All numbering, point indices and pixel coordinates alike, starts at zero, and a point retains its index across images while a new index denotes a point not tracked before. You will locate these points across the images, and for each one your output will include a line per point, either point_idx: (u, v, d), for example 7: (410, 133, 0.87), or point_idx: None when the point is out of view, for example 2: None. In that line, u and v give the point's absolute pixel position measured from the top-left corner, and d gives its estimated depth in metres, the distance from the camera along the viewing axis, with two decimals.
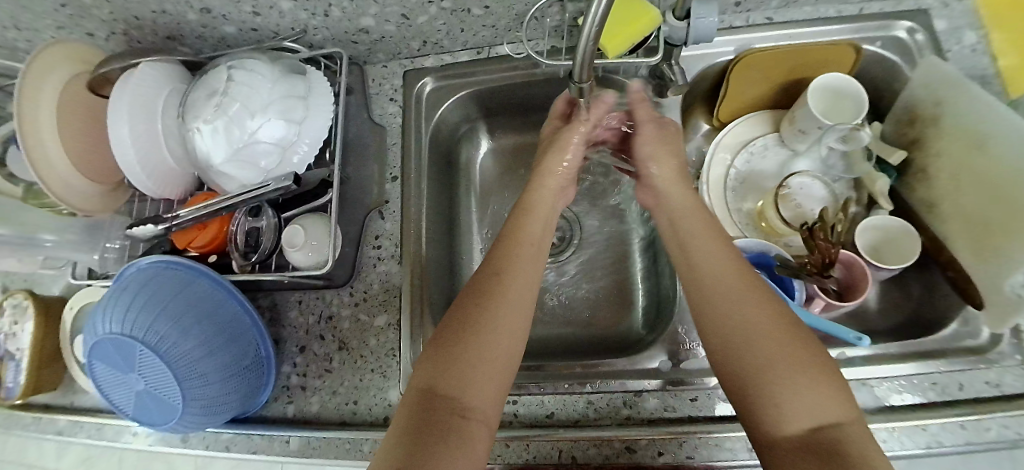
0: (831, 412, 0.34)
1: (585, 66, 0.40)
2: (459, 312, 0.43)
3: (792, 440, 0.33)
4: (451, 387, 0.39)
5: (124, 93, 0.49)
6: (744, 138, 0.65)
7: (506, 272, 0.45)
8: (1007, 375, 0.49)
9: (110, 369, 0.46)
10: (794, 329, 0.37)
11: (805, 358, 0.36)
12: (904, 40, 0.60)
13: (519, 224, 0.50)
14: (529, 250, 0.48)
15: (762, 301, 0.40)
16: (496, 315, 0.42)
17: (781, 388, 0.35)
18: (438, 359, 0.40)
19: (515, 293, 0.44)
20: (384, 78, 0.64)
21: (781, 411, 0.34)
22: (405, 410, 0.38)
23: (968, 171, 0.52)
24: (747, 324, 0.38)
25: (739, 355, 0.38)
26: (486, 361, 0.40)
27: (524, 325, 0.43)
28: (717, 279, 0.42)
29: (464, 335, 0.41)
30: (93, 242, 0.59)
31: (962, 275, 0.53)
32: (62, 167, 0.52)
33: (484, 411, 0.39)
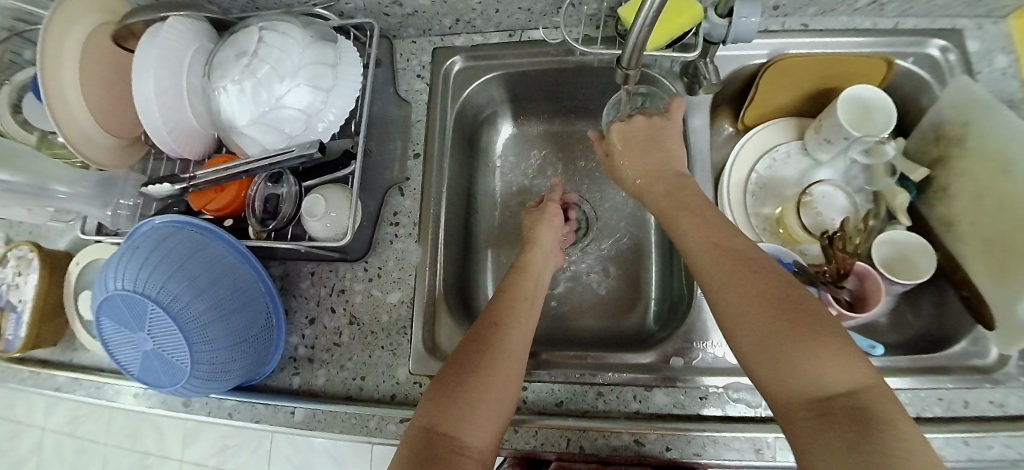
0: (847, 380, 0.34)
1: (635, 54, 0.41)
2: (459, 356, 0.43)
3: (809, 413, 0.34)
4: (452, 426, 0.38)
5: (152, 46, 0.48)
6: (768, 143, 0.65)
7: (504, 322, 0.45)
8: (1011, 396, 0.50)
9: (116, 324, 0.45)
10: (799, 302, 0.37)
11: (812, 331, 0.35)
12: (937, 58, 0.60)
13: (518, 281, 0.51)
14: (525, 306, 0.48)
15: (765, 275, 0.39)
16: (495, 359, 0.42)
17: (792, 364, 0.35)
18: (439, 400, 0.40)
19: (511, 343, 0.44)
20: (413, 54, 0.63)
21: (791, 385, 0.35)
22: (406, 451, 0.37)
23: (991, 192, 0.52)
24: (748, 300, 0.38)
25: (746, 332, 0.37)
26: (486, 402, 0.40)
27: (518, 371, 0.43)
28: (707, 259, 0.42)
29: (465, 379, 0.41)
30: (106, 197, 0.58)
31: (975, 295, 0.53)
32: (82, 117, 0.51)
33: (482, 451, 0.38)
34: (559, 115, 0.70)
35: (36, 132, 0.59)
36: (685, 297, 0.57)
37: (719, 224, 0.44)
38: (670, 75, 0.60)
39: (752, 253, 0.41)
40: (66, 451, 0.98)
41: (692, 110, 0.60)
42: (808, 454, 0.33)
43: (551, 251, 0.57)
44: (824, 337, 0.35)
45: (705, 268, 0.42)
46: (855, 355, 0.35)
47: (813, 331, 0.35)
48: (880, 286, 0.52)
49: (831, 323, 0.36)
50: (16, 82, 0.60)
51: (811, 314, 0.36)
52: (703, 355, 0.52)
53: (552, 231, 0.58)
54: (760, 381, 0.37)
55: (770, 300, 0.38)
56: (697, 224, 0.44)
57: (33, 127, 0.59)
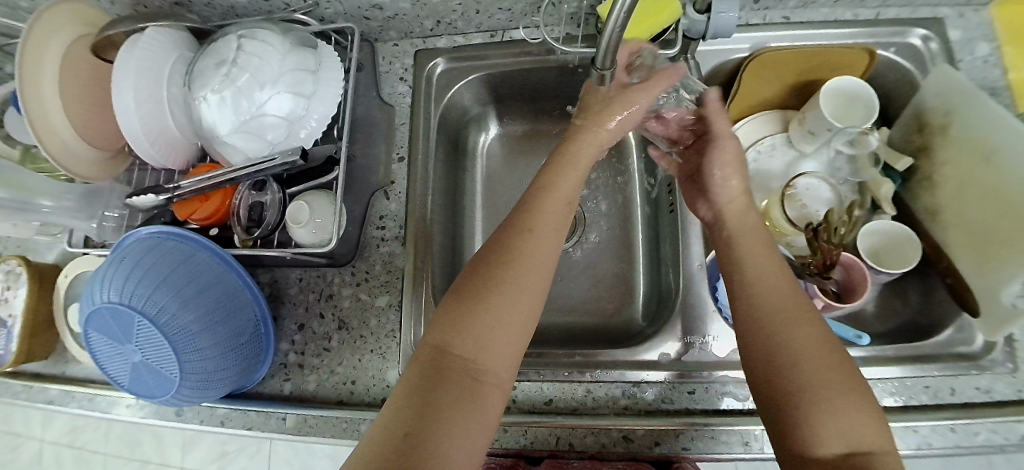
0: (874, 443, 0.33)
1: (608, 51, 0.39)
2: (475, 268, 0.41)
3: (827, 467, 0.32)
4: (465, 346, 0.37)
5: (130, 58, 0.48)
6: (753, 136, 0.65)
7: (528, 224, 0.42)
8: (998, 383, 0.51)
9: (106, 337, 0.45)
10: (841, 353, 0.36)
11: (851, 388, 0.35)
12: (918, 47, 0.60)
13: (551, 173, 0.46)
14: (561, 203, 0.44)
15: (818, 322, 0.38)
16: (515, 269, 0.40)
17: (819, 407, 0.34)
18: (452, 316, 0.39)
19: (535, 248, 0.41)
20: (395, 56, 0.63)
21: (819, 433, 0.33)
22: (417, 367, 0.37)
23: (973, 180, 0.53)
24: (797, 339, 0.37)
25: (785, 367, 0.36)
26: (504, 322, 0.38)
27: (545, 284, 0.40)
28: (763, 288, 0.40)
29: (479, 296, 0.39)
30: (91, 209, 0.58)
31: (960, 283, 0.54)
32: (65, 132, 0.51)
33: (499, 377, 0.37)
34: (544, 114, 0.70)
35: (20, 147, 0.59)
36: (672, 291, 0.58)
37: (778, 259, 0.43)
38: None
39: (806, 296, 0.41)
40: (65, 463, 0.98)
41: None
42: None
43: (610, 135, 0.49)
44: (860, 398, 0.34)
45: (759, 295, 0.40)
46: (884, 424, 0.34)
47: (852, 387, 0.35)
48: (866, 276, 0.53)
49: (867, 385, 0.35)
50: None
51: (850, 370, 0.36)
52: (691, 349, 0.52)
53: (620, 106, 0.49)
54: (783, 421, 0.35)
55: (820, 344, 0.36)
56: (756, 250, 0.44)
57: (16, 142, 0.59)
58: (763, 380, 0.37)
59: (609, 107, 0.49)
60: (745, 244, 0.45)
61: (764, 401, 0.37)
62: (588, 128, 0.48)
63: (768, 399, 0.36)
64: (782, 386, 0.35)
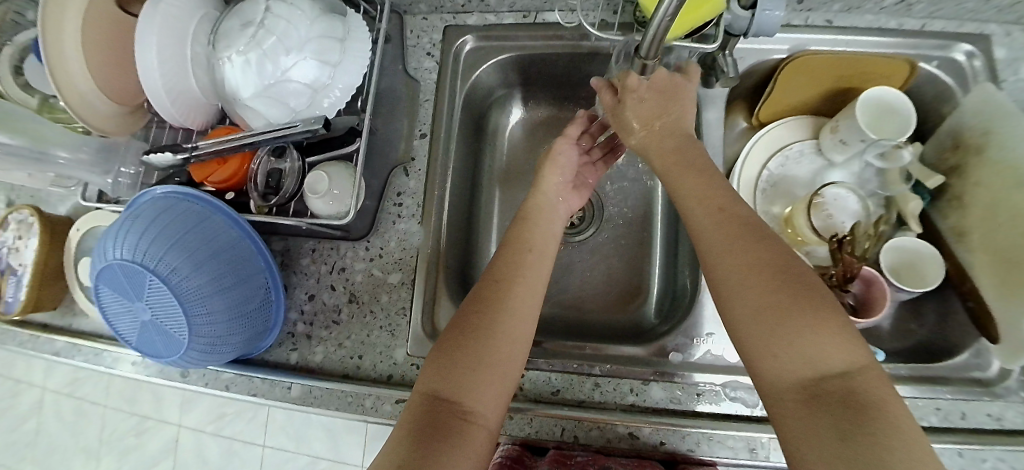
0: (842, 361, 0.34)
1: (654, 44, 0.39)
2: (461, 319, 0.44)
3: (798, 392, 0.35)
4: (453, 390, 0.40)
5: (155, 11, 0.47)
6: (782, 141, 0.63)
7: (509, 280, 0.46)
8: (1009, 410, 0.49)
9: (115, 293, 0.45)
10: (796, 279, 0.38)
11: (812, 311, 0.36)
12: (962, 63, 0.58)
13: (522, 234, 0.50)
14: (533, 259, 0.48)
15: (769, 251, 0.39)
16: (500, 320, 0.43)
17: (784, 340, 0.36)
18: (441, 363, 0.42)
19: (516, 302, 0.45)
20: (423, 30, 0.61)
21: (783, 362, 0.35)
22: (411, 412, 0.40)
23: (1005, 203, 0.51)
24: (749, 277, 0.38)
25: (743, 308, 0.38)
26: (489, 366, 0.41)
27: (527, 332, 0.44)
28: (711, 230, 0.42)
29: (465, 343, 0.42)
30: (107, 165, 0.57)
31: (981, 308, 0.53)
32: (80, 78, 0.50)
33: (487, 415, 0.40)
34: (569, 101, 0.69)
35: (38, 95, 0.58)
36: (688, 291, 0.57)
37: (722, 192, 0.44)
38: None
39: (755, 225, 0.41)
40: (65, 413, 0.99)
41: (708, 102, 0.58)
42: (793, 432, 0.34)
43: (560, 195, 0.55)
44: (824, 320, 0.35)
45: (707, 237, 0.42)
46: (851, 337, 0.35)
47: (811, 310, 0.36)
48: (886, 293, 0.52)
49: (829, 303, 0.36)
50: (18, 43, 0.59)
51: (809, 294, 0.37)
52: (701, 352, 0.52)
53: (559, 174, 0.55)
54: (752, 357, 0.37)
55: (772, 275, 0.38)
56: (705, 183, 0.44)
57: (36, 90, 0.58)
58: (728, 325, 0.39)
59: (553, 174, 0.55)
60: (688, 191, 0.45)
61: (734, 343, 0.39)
62: (540, 190, 0.54)
63: (738, 342, 0.38)
64: (747, 328, 0.37)
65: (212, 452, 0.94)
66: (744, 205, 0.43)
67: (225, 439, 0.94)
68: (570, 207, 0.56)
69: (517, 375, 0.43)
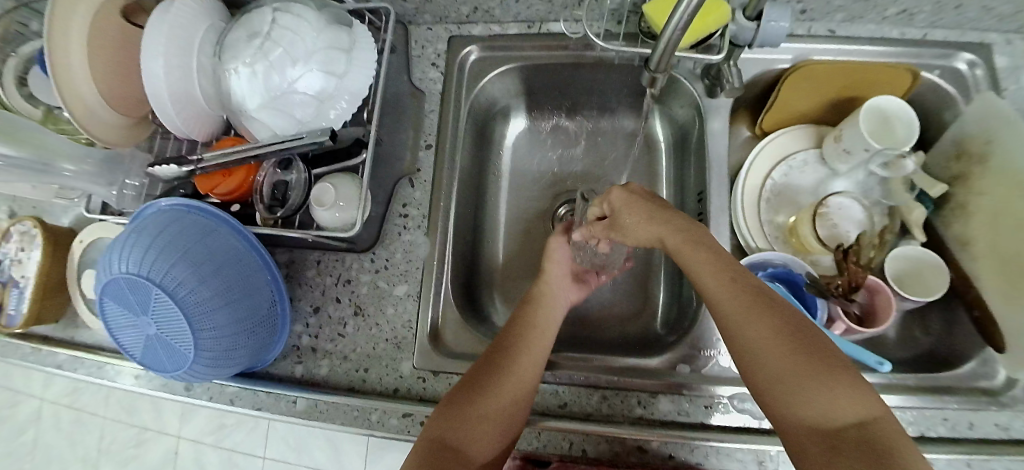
0: (858, 415, 0.36)
1: (665, 54, 0.39)
2: (471, 377, 0.45)
3: (821, 444, 0.36)
4: (461, 439, 0.41)
5: (162, 23, 0.47)
6: (786, 150, 0.63)
7: (516, 341, 0.48)
8: (1017, 420, 0.49)
9: (121, 308, 0.45)
10: (805, 336, 0.39)
11: (823, 368, 0.37)
12: (963, 73, 0.59)
13: (531, 313, 0.52)
14: (541, 331, 0.50)
15: (777, 314, 0.40)
16: (507, 381, 0.44)
17: (804, 399, 0.37)
18: (447, 415, 0.42)
19: (521, 363, 0.46)
20: (427, 41, 0.62)
21: (803, 418, 0.37)
22: (414, 457, 0.40)
23: (1008, 212, 0.52)
24: (762, 341, 0.40)
25: (761, 371, 0.39)
26: (494, 419, 0.42)
27: (530, 393, 0.45)
28: (716, 296, 0.43)
29: (473, 399, 0.43)
30: (112, 176, 0.58)
31: (987, 316, 0.53)
32: (89, 95, 0.50)
33: (483, 460, 0.42)
34: (572, 111, 0.69)
35: (42, 107, 0.57)
36: (693, 301, 0.57)
37: (723, 255, 0.44)
38: (690, 76, 0.59)
39: (761, 288, 0.43)
40: (65, 423, 0.98)
41: (713, 112, 0.58)
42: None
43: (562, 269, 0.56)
44: (836, 379, 0.37)
45: (713, 296, 0.43)
46: (865, 390, 0.37)
47: (824, 369, 0.37)
48: (891, 302, 0.52)
49: (840, 361, 0.38)
50: (22, 54, 0.58)
51: (819, 350, 0.38)
52: (710, 363, 0.51)
53: (558, 266, 0.56)
54: (773, 415, 0.39)
55: (784, 337, 0.39)
56: (706, 243, 0.45)
57: (39, 102, 0.58)
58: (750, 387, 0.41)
59: (553, 267, 0.56)
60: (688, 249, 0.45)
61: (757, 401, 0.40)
62: (544, 280, 0.55)
63: (761, 401, 0.40)
64: (765, 389, 0.39)
65: (212, 464, 0.93)
66: (746, 270, 0.44)
67: (225, 450, 0.93)
68: (572, 296, 0.56)
69: (520, 420, 0.44)
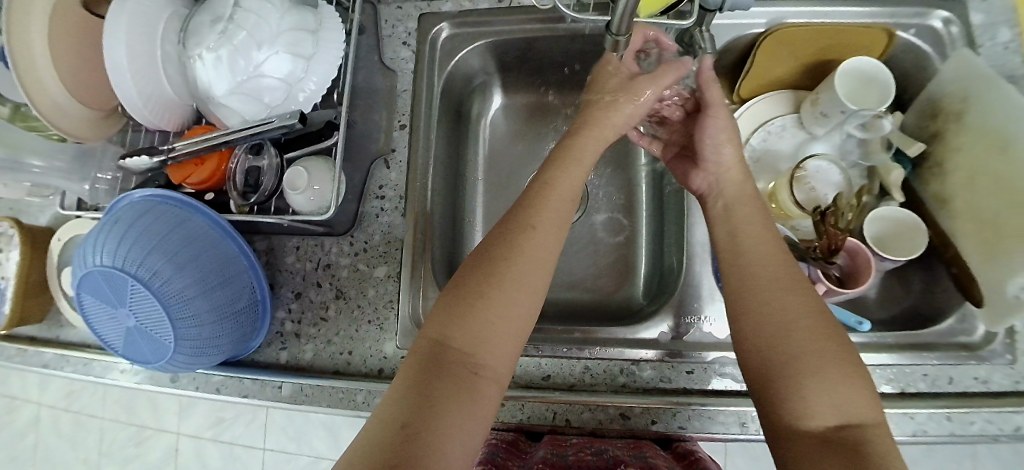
0: (860, 415, 0.34)
1: (625, 18, 0.39)
2: (473, 265, 0.41)
3: (814, 434, 0.34)
4: (462, 340, 0.38)
5: (123, 12, 0.46)
6: (763, 116, 0.63)
7: (528, 223, 0.42)
8: (995, 373, 0.50)
9: (98, 301, 0.44)
10: (841, 336, 0.37)
11: (845, 366, 0.35)
12: (938, 31, 0.58)
13: (552, 176, 0.46)
14: (560, 205, 0.45)
15: (814, 304, 0.39)
16: (513, 267, 0.40)
17: (818, 387, 0.35)
18: (448, 310, 0.39)
19: (533, 248, 0.41)
20: (398, 20, 0.61)
21: (811, 405, 0.34)
22: (415, 361, 0.37)
23: (985, 170, 0.52)
24: (792, 318, 0.37)
25: (780, 347, 0.37)
26: (499, 316, 0.39)
27: (541, 279, 0.41)
28: (759, 271, 0.41)
29: (475, 288, 0.40)
30: (83, 171, 0.57)
31: (965, 273, 0.53)
32: (54, 89, 0.49)
33: (496, 367, 0.38)
34: (548, 86, 0.69)
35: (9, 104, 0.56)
36: (674, 271, 0.57)
37: (776, 243, 0.43)
38: None
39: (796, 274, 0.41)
40: (64, 426, 0.98)
41: None
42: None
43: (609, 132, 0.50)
44: (851, 376, 0.35)
45: (759, 276, 0.41)
46: (867, 397, 0.35)
47: (839, 361, 0.35)
48: (870, 263, 0.52)
49: (856, 362, 0.36)
50: None
51: (848, 351, 0.37)
52: (692, 329, 0.52)
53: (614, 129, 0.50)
54: (768, 397, 0.36)
55: (817, 322, 0.37)
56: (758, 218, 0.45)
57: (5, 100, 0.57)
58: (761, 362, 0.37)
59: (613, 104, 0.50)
60: (743, 213, 0.46)
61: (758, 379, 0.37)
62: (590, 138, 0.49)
63: (763, 375, 0.37)
64: (778, 366, 0.36)
65: (213, 458, 0.94)
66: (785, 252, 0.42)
67: (225, 443, 0.94)
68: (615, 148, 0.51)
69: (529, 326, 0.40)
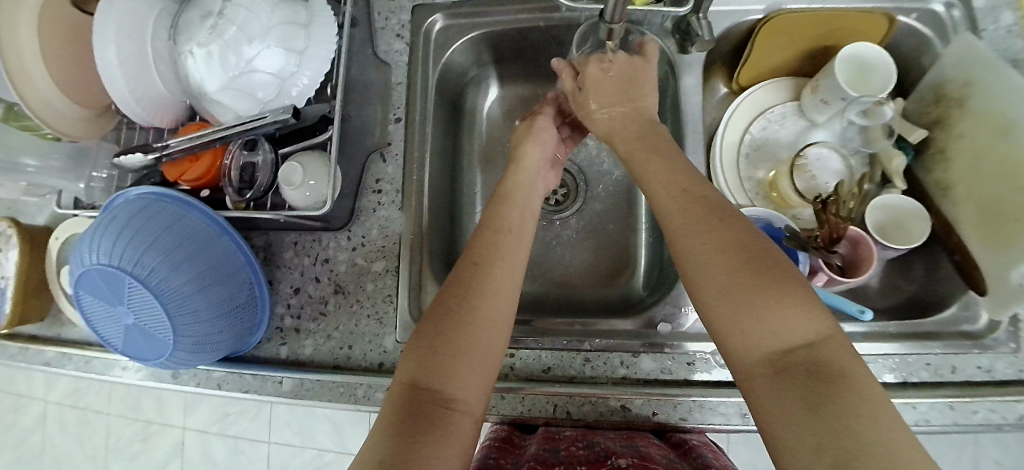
0: (808, 330, 0.33)
1: (620, 5, 0.38)
2: (439, 307, 0.42)
3: (766, 365, 0.33)
4: (435, 381, 0.38)
5: (111, 9, 0.45)
6: (763, 104, 0.63)
7: (485, 264, 0.44)
8: (998, 362, 0.50)
9: (95, 298, 0.44)
10: (763, 253, 0.36)
11: (775, 284, 0.34)
12: (941, 16, 0.57)
13: (498, 213, 0.49)
14: (510, 243, 0.47)
15: (728, 229, 0.37)
16: (478, 308, 0.41)
17: (755, 318, 0.34)
18: (419, 354, 0.40)
19: (495, 286, 0.43)
20: (391, 12, 0.60)
21: (753, 338, 0.34)
22: (389, 408, 0.37)
23: (988, 156, 0.51)
24: (710, 255, 0.37)
25: (708, 289, 0.36)
26: (468, 354, 0.39)
27: (505, 317, 0.42)
28: (671, 216, 0.40)
29: (444, 330, 0.40)
30: (79, 170, 0.57)
31: (968, 261, 0.53)
32: (46, 87, 0.49)
33: (469, 403, 0.38)
34: (545, 77, 0.68)
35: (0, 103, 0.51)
36: (674, 261, 0.57)
37: (686, 177, 0.42)
38: (660, 32, 0.58)
39: (714, 203, 0.40)
40: (70, 423, 0.99)
41: (686, 69, 0.57)
42: (764, 409, 0.32)
43: (538, 172, 0.55)
44: (784, 291, 0.34)
45: (671, 222, 0.40)
46: (814, 307, 0.34)
47: (774, 280, 0.34)
48: (873, 251, 0.52)
49: (793, 275, 0.35)
50: None
51: (774, 267, 0.35)
52: (691, 321, 0.51)
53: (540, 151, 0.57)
54: (719, 337, 0.36)
55: (734, 248, 0.36)
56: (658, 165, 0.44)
57: None
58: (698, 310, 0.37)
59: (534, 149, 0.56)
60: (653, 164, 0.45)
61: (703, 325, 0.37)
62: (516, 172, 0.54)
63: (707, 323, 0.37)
64: (713, 310, 0.36)
65: (218, 453, 0.95)
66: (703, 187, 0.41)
67: (230, 438, 0.94)
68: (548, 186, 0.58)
69: (496, 367, 0.41)
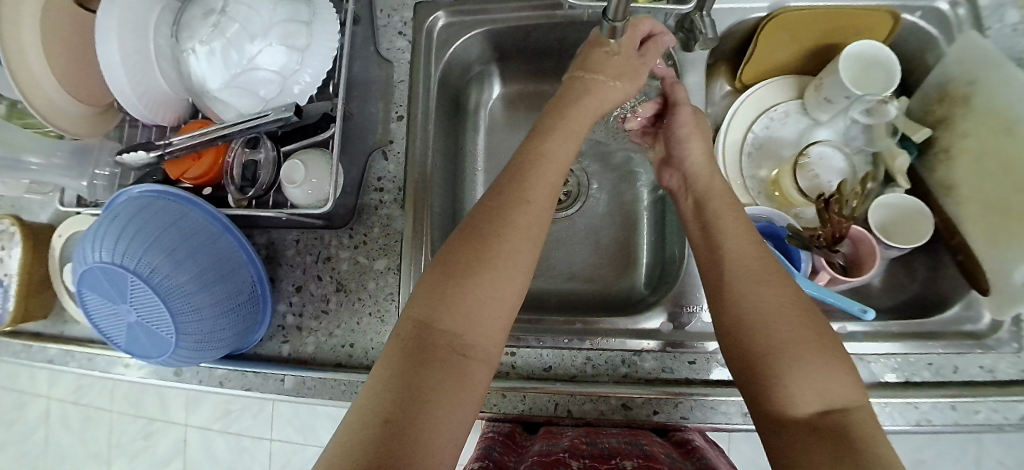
0: (842, 396, 0.34)
1: (621, 5, 0.38)
2: (460, 246, 0.41)
3: (802, 423, 0.33)
4: (450, 322, 0.37)
5: (114, 5, 0.45)
6: (766, 102, 0.62)
7: (515, 201, 0.43)
8: (1001, 362, 0.49)
9: (100, 297, 0.44)
10: (816, 323, 0.37)
11: (820, 349, 0.35)
12: (947, 14, 0.57)
13: (545, 140, 0.47)
14: (549, 177, 0.45)
15: (787, 288, 0.38)
16: (498, 249, 0.40)
17: (801, 373, 0.34)
18: (436, 293, 0.39)
19: (522, 227, 0.41)
20: (394, 9, 0.60)
21: (795, 392, 0.34)
22: (401, 343, 0.37)
23: (993, 155, 0.51)
24: (768, 304, 0.37)
25: (760, 334, 0.36)
26: (489, 294, 0.38)
27: (528, 262, 0.41)
28: (734, 261, 0.41)
29: (463, 269, 0.39)
30: (81, 167, 0.56)
31: (972, 261, 0.52)
32: (50, 87, 0.49)
33: (483, 350, 0.38)
34: (548, 74, 0.68)
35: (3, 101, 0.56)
36: (675, 261, 0.57)
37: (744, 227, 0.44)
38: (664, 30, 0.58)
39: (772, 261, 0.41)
40: (74, 420, 1.00)
41: (689, 66, 0.58)
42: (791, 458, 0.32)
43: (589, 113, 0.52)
44: (828, 359, 0.35)
45: (734, 268, 0.40)
46: (849, 379, 0.35)
47: (825, 347, 0.35)
48: (875, 251, 0.52)
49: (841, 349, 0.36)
50: None
51: (821, 335, 0.36)
52: (693, 320, 0.51)
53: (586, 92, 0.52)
54: (758, 386, 0.36)
55: (791, 309, 0.37)
56: (721, 214, 0.45)
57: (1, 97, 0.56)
58: (742, 352, 0.37)
59: (575, 91, 0.51)
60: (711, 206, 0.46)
61: (743, 368, 0.37)
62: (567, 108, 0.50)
63: (747, 367, 0.37)
64: (759, 355, 0.36)
65: (220, 450, 0.95)
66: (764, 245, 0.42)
67: (232, 435, 0.95)
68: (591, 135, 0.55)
69: (516, 304, 0.40)
